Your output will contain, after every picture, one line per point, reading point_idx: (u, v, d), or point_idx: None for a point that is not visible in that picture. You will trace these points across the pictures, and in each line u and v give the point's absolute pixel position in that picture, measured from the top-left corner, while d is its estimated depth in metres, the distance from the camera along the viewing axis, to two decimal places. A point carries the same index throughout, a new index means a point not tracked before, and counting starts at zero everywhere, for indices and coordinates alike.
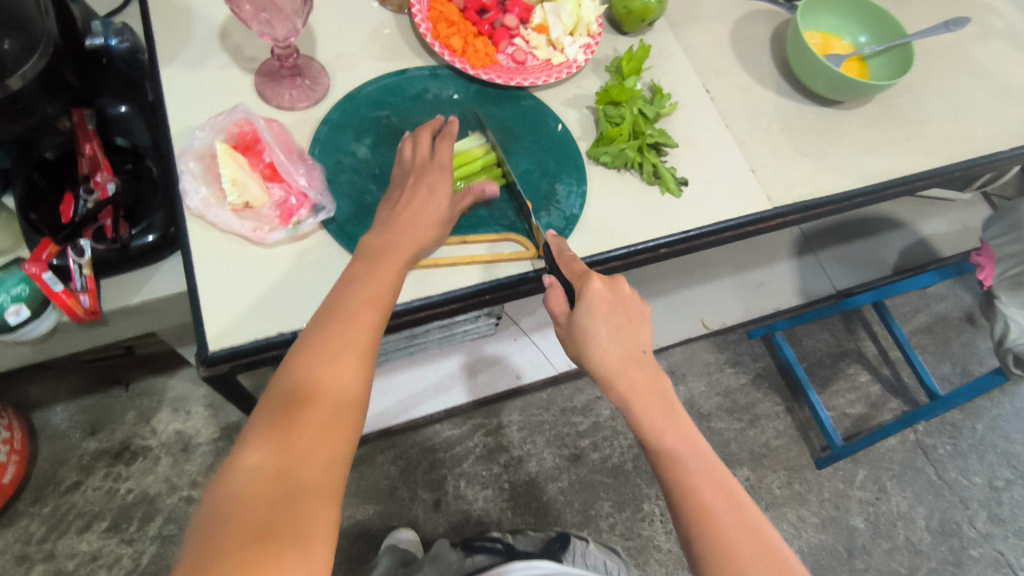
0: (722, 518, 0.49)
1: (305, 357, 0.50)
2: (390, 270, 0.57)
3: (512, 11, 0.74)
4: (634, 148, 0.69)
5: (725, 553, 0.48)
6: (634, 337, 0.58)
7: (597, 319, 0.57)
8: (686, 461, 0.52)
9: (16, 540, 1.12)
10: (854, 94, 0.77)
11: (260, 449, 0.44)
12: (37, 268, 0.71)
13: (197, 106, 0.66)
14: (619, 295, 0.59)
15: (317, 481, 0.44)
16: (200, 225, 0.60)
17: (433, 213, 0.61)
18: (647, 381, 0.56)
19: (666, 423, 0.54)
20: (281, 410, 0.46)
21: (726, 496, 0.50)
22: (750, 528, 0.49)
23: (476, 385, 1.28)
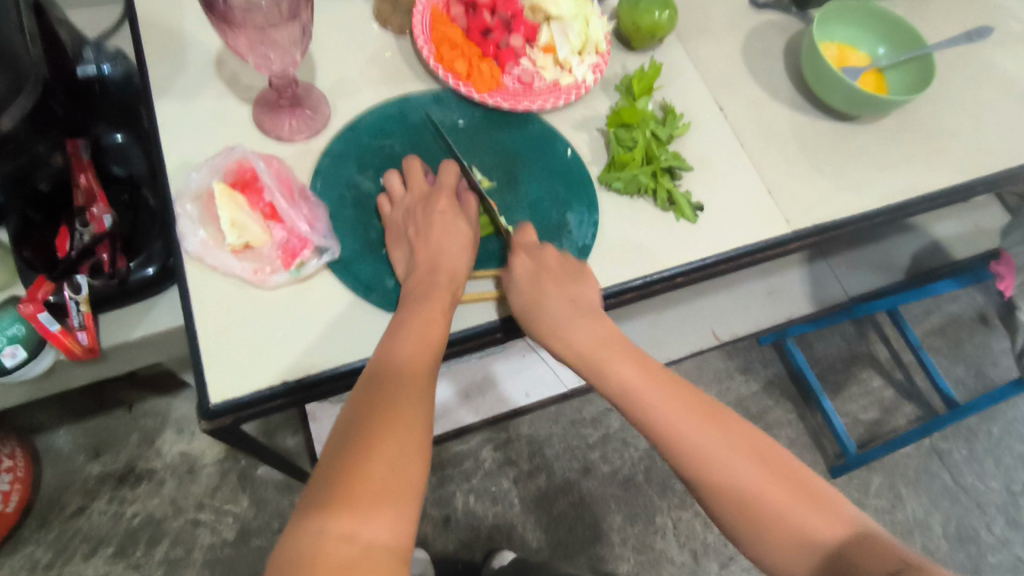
0: (687, 427, 0.52)
1: (359, 412, 0.48)
2: (436, 313, 0.55)
3: (517, 31, 0.70)
4: (648, 173, 0.67)
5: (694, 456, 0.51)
6: (566, 292, 0.59)
7: (523, 290, 0.59)
8: (642, 391, 0.55)
9: (20, 568, 1.11)
10: (870, 109, 0.74)
11: (327, 512, 0.41)
12: (33, 308, 0.67)
13: (193, 138, 0.64)
14: (545, 262, 0.60)
15: (386, 540, 0.41)
16: (198, 268, 0.58)
17: (457, 238, 0.60)
18: (593, 327, 0.59)
19: (619, 362, 0.57)
20: (342, 464, 0.44)
21: (689, 405, 0.54)
22: (711, 417, 0.53)
23: (487, 403, 1.25)
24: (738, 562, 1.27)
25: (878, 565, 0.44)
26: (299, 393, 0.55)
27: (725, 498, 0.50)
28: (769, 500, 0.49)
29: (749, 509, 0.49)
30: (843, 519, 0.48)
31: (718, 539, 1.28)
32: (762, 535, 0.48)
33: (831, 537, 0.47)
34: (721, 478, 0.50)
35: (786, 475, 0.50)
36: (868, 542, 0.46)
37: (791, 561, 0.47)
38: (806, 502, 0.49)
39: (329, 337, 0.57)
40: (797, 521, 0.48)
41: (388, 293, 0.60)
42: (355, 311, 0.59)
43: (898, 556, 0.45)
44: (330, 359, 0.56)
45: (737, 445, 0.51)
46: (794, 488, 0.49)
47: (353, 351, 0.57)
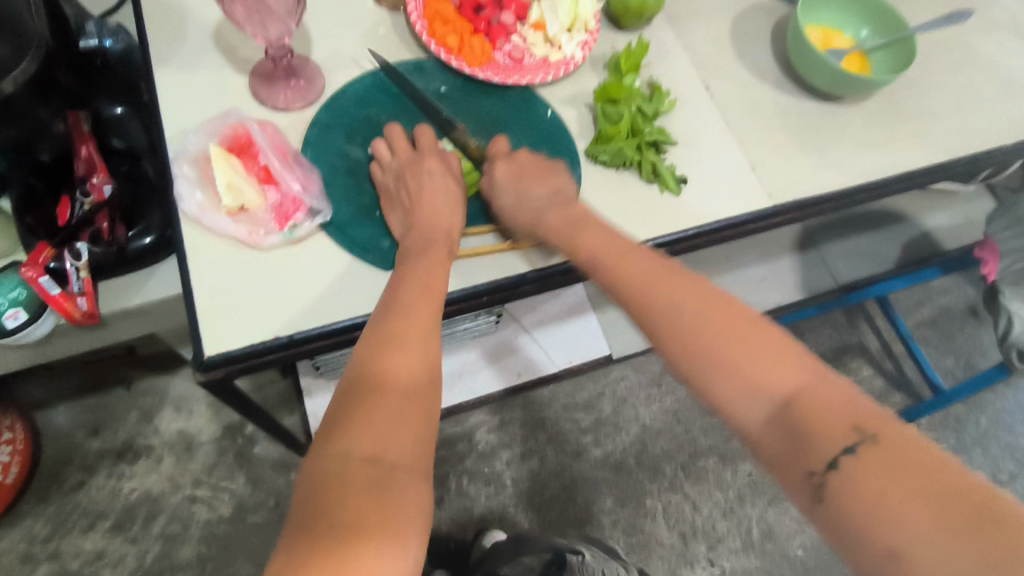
0: (638, 285, 0.53)
1: (371, 347, 0.50)
2: (439, 262, 0.58)
3: (508, 8, 0.72)
4: (633, 146, 0.69)
5: (646, 308, 0.51)
6: (550, 183, 0.65)
7: (506, 188, 0.65)
8: (601, 256, 0.57)
9: (20, 539, 1.13)
10: (854, 89, 0.76)
11: (349, 438, 0.44)
12: (33, 272, 0.71)
13: (191, 109, 0.65)
14: (523, 162, 0.66)
15: (406, 462, 0.44)
16: (196, 229, 0.60)
17: (446, 196, 0.63)
18: (564, 212, 0.62)
19: (581, 232, 0.60)
20: (357, 394, 0.47)
21: (647, 263, 0.54)
22: (666, 273, 0.53)
23: (481, 381, 1.27)
24: (725, 545, 1.30)
25: (828, 421, 0.42)
26: (290, 350, 0.57)
27: (671, 344, 0.49)
28: (722, 348, 0.46)
29: (698, 357, 0.47)
30: (802, 367, 0.45)
31: (707, 522, 1.30)
32: (711, 380, 0.46)
33: (780, 381, 0.44)
34: (668, 328, 0.49)
35: (742, 325, 0.47)
36: (825, 392, 0.43)
37: (737, 406, 0.45)
38: (763, 350, 0.46)
39: (320, 297, 0.59)
40: (747, 368, 0.45)
41: (382, 254, 0.62)
42: (347, 271, 0.60)
43: (855, 416, 0.42)
44: (322, 317, 0.58)
45: (695, 300, 0.50)
46: (752, 338, 0.47)
47: (343, 309, 0.59)
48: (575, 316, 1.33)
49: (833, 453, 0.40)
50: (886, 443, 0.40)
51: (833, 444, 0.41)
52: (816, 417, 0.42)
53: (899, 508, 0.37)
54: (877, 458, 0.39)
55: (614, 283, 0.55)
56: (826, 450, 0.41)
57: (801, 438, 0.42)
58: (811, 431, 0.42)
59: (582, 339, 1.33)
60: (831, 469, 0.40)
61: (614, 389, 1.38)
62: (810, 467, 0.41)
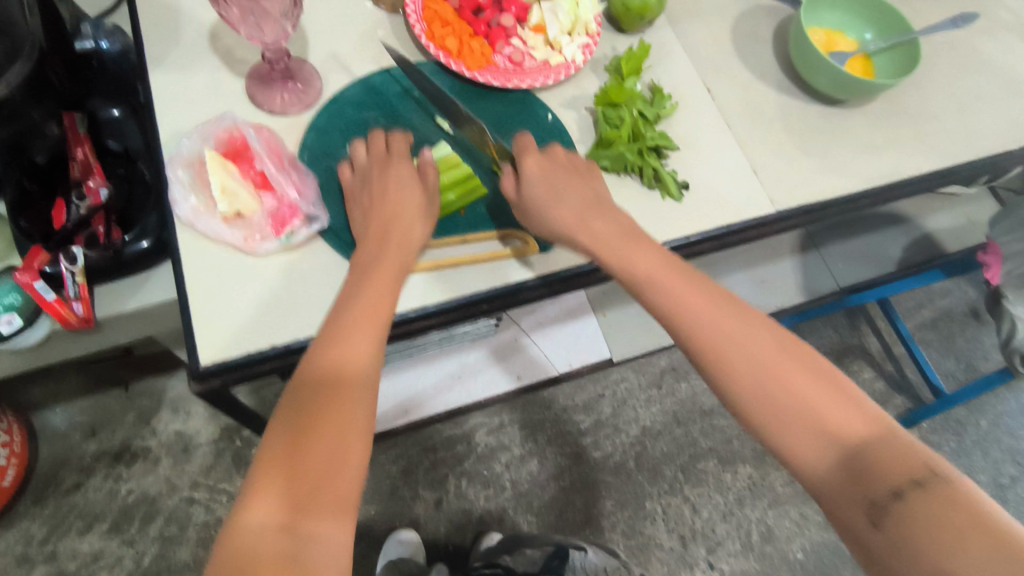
0: (703, 319, 0.53)
1: (304, 386, 0.49)
2: (382, 285, 0.55)
3: (508, 10, 0.72)
4: (634, 151, 0.67)
5: (715, 345, 0.52)
6: (586, 189, 0.63)
7: (539, 188, 0.62)
8: (655, 284, 0.56)
9: (17, 542, 1.12)
10: (858, 92, 0.75)
11: (269, 491, 0.44)
12: (28, 276, 0.69)
13: (186, 111, 0.64)
14: (556, 161, 0.64)
15: (321, 518, 0.44)
16: (191, 235, 0.59)
17: (408, 202, 0.60)
18: (611, 225, 0.60)
19: (635, 258, 0.58)
20: (286, 440, 0.47)
21: (707, 298, 0.55)
22: (731, 310, 0.54)
23: (480, 385, 1.26)
24: (725, 548, 1.29)
25: (895, 460, 0.45)
26: (285, 359, 0.56)
27: (741, 387, 0.51)
28: (787, 389, 0.50)
29: (769, 397, 0.50)
30: (867, 415, 0.48)
31: (706, 526, 1.30)
32: (781, 419, 0.49)
33: (849, 428, 0.47)
34: (735, 369, 0.51)
35: (810, 370, 0.51)
36: (888, 439, 0.47)
37: (809, 451, 0.48)
38: (830, 395, 0.49)
39: (316, 304, 0.58)
40: (817, 411, 0.48)
41: None
42: (343, 278, 0.60)
43: (919, 458, 0.45)
44: (317, 325, 0.57)
45: (767, 342, 0.52)
46: (821, 383, 0.50)
47: None
48: (575, 317, 1.33)
49: (898, 485, 0.44)
50: (949, 480, 0.43)
51: (897, 478, 0.44)
52: (885, 459, 0.45)
53: (953, 535, 0.40)
54: (943, 492, 0.42)
55: (674, 314, 0.55)
56: (893, 483, 0.44)
57: (865, 476, 0.45)
58: (875, 468, 0.45)
59: (582, 340, 1.33)
60: (895, 498, 0.43)
61: (613, 391, 1.37)
62: (874, 496, 0.44)
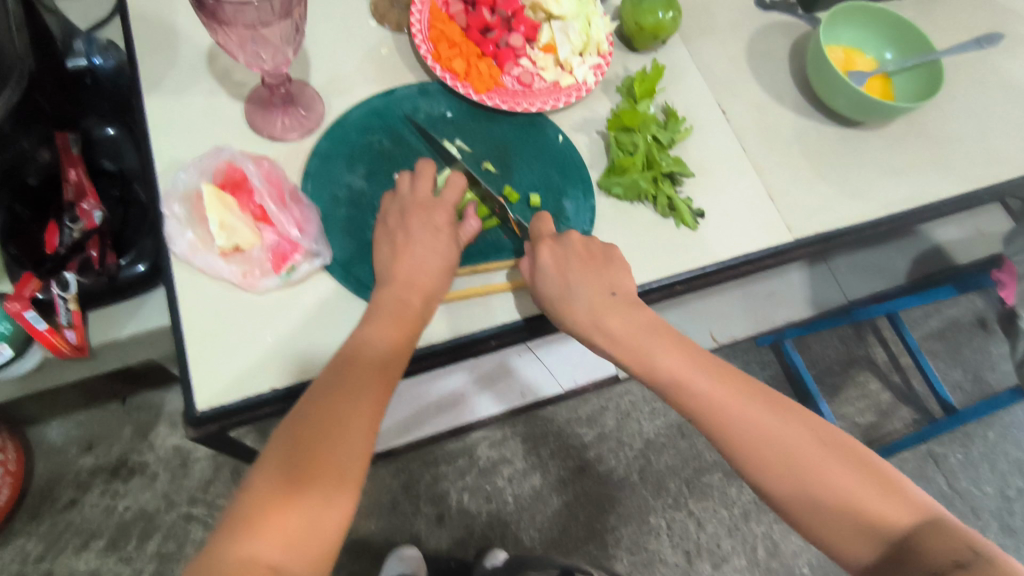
0: (734, 413, 0.52)
1: (303, 430, 0.47)
2: (395, 333, 0.54)
3: (517, 30, 0.69)
4: (648, 178, 0.65)
5: (751, 442, 0.51)
6: (600, 282, 0.59)
7: (552, 281, 0.59)
8: (692, 379, 0.55)
9: (11, 559, 1.10)
10: (876, 115, 0.72)
11: (252, 540, 0.42)
12: (19, 305, 0.66)
13: (182, 135, 0.62)
14: (572, 247, 0.60)
15: None
16: (187, 270, 0.57)
17: (436, 255, 0.58)
18: (632, 321, 0.58)
19: (664, 353, 0.56)
20: (280, 485, 0.44)
21: (737, 386, 0.54)
22: (761, 400, 0.53)
23: (485, 401, 1.21)
24: (730, 564, 1.27)
25: (935, 544, 0.45)
26: (286, 401, 0.54)
27: (779, 483, 0.50)
28: (819, 475, 0.49)
29: (803, 490, 0.49)
30: (901, 496, 0.48)
31: (711, 540, 1.28)
32: (817, 513, 0.48)
33: (889, 515, 0.47)
34: (772, 460, 0.50)
35: (838, 453, 0.50)
36: (926, 520, 0.47)
37: (851, 543, 0.47)
38: (862, 479, 0.49)
39: (318, 343, 0.56)
40: (852, 499, 0.48)
41: None
42: (345, 314, 0.57)
43: (963, 539, 0.45)
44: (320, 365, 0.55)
45: (794, 432, 0.51)
46: (855, 470, 0.49)
47: None
48: None
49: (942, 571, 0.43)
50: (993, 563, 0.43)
51: (939, 562, 0.44)
52: (927, 546, 0.45)
53: None
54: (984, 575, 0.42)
55: (709, 404, 0.53)
56: (940, 566, 0.44)
57: (909, 563, 0.45)
58: (917, 554, 0.45)
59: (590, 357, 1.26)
60: None
61: (617, 404, 1.35)
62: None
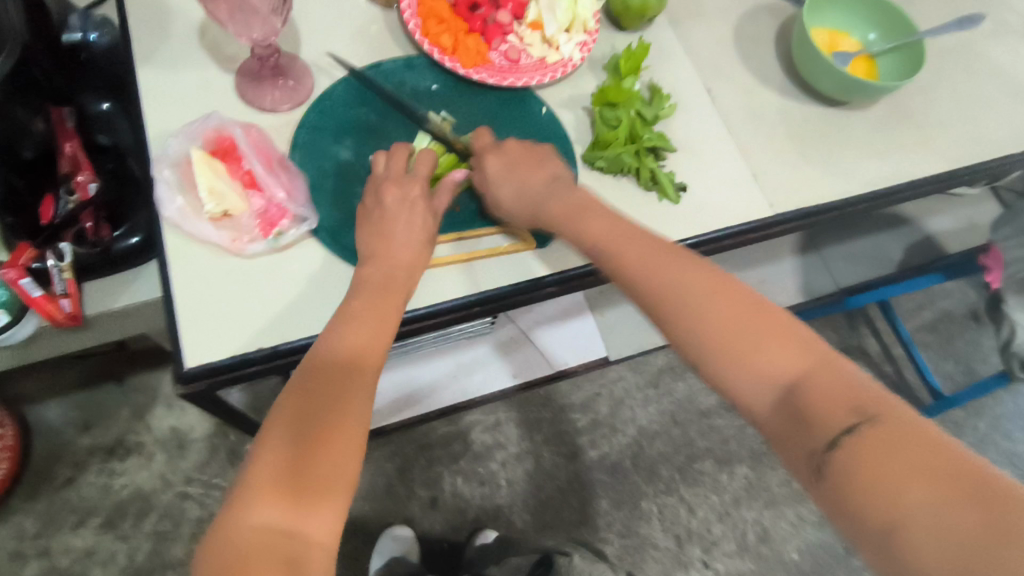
0: (643, 273, 0.53)
1: (301, 398, 0.48)
2: (387, 308, 0.55)
3: (505, 7, 0.70)
4: (630, 153, 0.66)
5: (654, 296, 0.52)
6: (540, 171, 0.62)
7: (497, 181, 0.62)
8: (607, 244, 0.56)
9: (9, 536, 1.12)
10: (860, 95, 0.74)
11: (263, 508, 0.42)
12: (14, 273, 0.69)
13: (175, 110, 0.63)
14: (510, 152, 0.63)
15: (322, 538, 0.43)
16: (177, 235, 0.58)
17: (419, 228, 0.59)
18: (563, 199, 0.60)
19: (586, 224, 0.58)
20: (286, 458, 0.45)
21: (654, 248, 0.54)
22: (676, 259, 0.53)
23: (475, 382, 1.24)
24: (721, 548, 1.28)
25: (834, 399, 0.42)
26: (274, 362, 0.55)
27: (681, 331, 0.50)
28: (731, 329, 0.48)
29: (711, 343, 0.48)
30: (813, 352, 0.46)
31: (702, 526, 1.29)
32: (713, 355, 0.48)
33: (788, 367, 0.45)
34: (675, 310, 0.50)
35: (753, 314, 0.48)
36: (832, 370, 0.44)
37: (748, 392, 0.46)
38: (777, 338, 0.47)
39: (300, 306, 0.57)
40: (758, 354, 0.46)
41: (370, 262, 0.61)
42: (331, 278, 0.59)
43: (856, 394, 0.42)
44: (306, 327, 0.57)
45: (709, 292, 0.50)
46: (765, 325, 0.48)
47: (326, 317, 0.57)
48: (570, 317, 1.31)
49: (833, 435, 0.41)
50: (889, 425, 0.40)
51: (833, 423, 0.41)
52: (820, 398, 0.43)
53: (889, 482, 0.38)
54: (876, 438, 0.39)
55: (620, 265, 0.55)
56: (827, 423, 0.41)
57: (803, 418, 0.43)
58: (813, 408, 0.43)
59: (579, 339, 1.32)
60: (832, 447, 0.40)
61: (610, 390, 1.36)
62: (815, 447, 0.41)
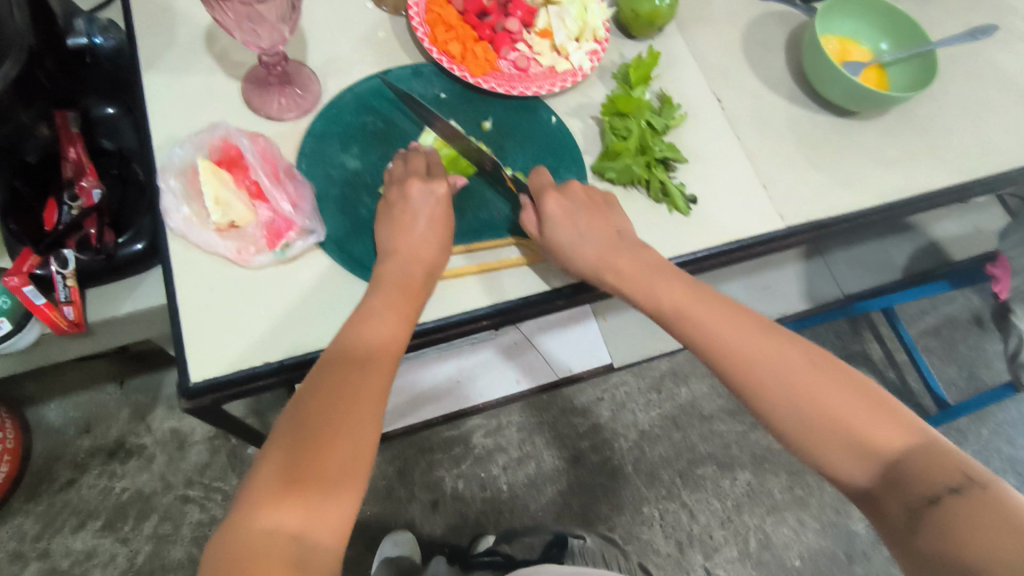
0: (730, 341, 0.53)
1: (311, 402, 0.47)
2: (400, 310, 0.54)
3: (514, 14, 0.69)
4: (641, 163, 0.65)
5: (742, 368, 0.52)
6: (606, 224, 0.61)
7: (561, 228, 0.60)
8: (687, 310, 0.56)
9: (9, 538, 1.11)
10: (871, 105, 0.73)
11: (268, 511, 0.42)
12: (18, 280, 0.66)
13: (179, 115, 0.63)
14: (576, 198, 0.62)
15: (329, 543, 0.43)
16: (182, 245, 0.57)
17: (434, 228, 0.59)
18: (634, 259, 0.59)
19: (659, 288, 0.58)
20: (294, 461, 0.44)
21: (736, 314, 0.55)
22: (760, 328, 0.54)
23: (479, 388, 1.26)
24: (722, 554, 1.28)
25: (937, 467, 0.45)
26: (281, 375, 0.55)
27: (779, 406, 0.50)
28: (829, 404, 0.49)
29: (815, 420, 0.49)
30: (907, 425, 0.48)
31: (704, 531, 1.29)
32: (815, 431, 0.49)
33: (889, 442, 0.47)
34: (769, 384, 0.51)
35: (844, 383, 0.50)
36: (928, 443, 0.47)
37: (850, 466, 0.48)
38: (873, 406, 0.49)
39: (306, 317, 0.57)
40: (856, 421, 0.48)
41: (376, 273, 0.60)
42: (338, 288, 0.58)
43: (955, 463, 0.45)
44: (315, 337, 0.56)
45: (797, 358, 0.51)
46: (860, 397, 0.49)
47: (330, 328, 0.57)
48: (573, 322, 1.33)
49: (940, 496, 0.43)
50: (990, 490, 0.43)
51: (937, 487, 0.44)
52: (924, 470, 0.45)
53: (993, 539, 0.40)
54: (983, 501, 0.42)
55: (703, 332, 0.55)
56: (933, 492, 0.44)
57: (909, 485, 0.45)
58: (918, 478, 0.45)
59: (581, 345, 1.33)
60: (933, 505, 0.43)
61: (612, 395, 1.36)
62: (915, 506, 0.44)
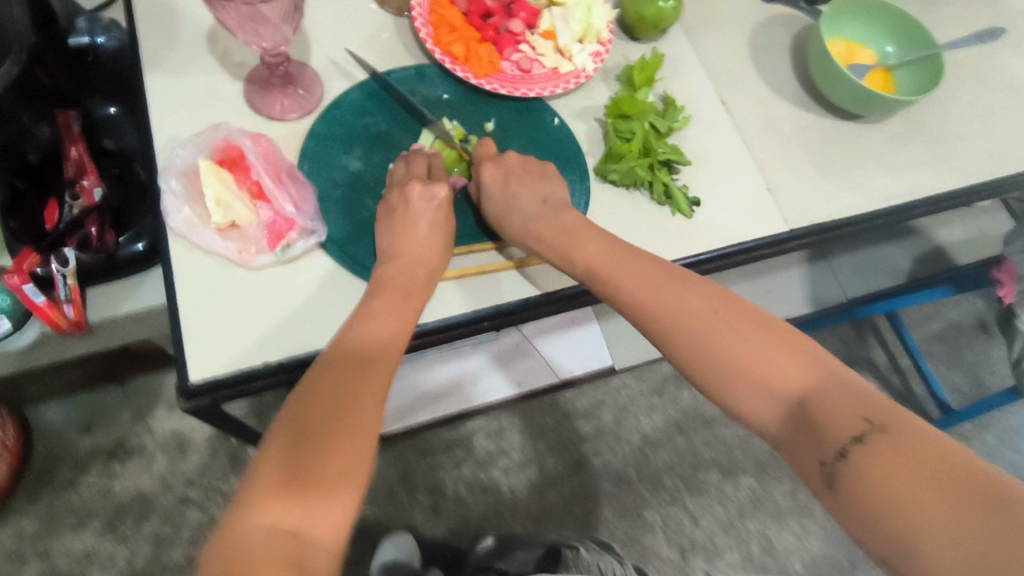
0: (645, 298, 0.54)
1: (307, 401, 0.47)
2: (393, 307, 0.54)
3: (518, 16, 0.69)
4: (645, 165, 0.65)
5: (658, 322, 0.52)
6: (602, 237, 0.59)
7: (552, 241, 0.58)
8: (610, 274, 0.56)
9: (9, 537, 1.11)
10: (876, 108, 0.72)
11: (262, 508, 0.42)
12: (18, 278, 0.66)
13: (182, 115, 0.62)
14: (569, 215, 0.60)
15: (325, 540, 0.42)
16: (183, 246, 0.57)
17: (437, 231, 0.59)
18: (570, 229, 0.59)
19: (584, 249, 0.58)
20: (287, 457, 0.44)
21: (655, 270, 0.55)
22: (677, 281, 0.54)
23: (480, 391, 1.25)
24: (724, 559, 1.27)
25: (839, 411, 0.43)
26: (283, 375, 0.55)
27: (691, 359, 0.50)
28: (736, 353, 0.48)
29: (726, 371, 0.48)
30: (814, 366, 0.47)
31: (706, 536, 1.28)
32: (722, 380, 0.48)
33: (789, 384, 0.46)
34: (681, 335, 0.51)
35: (757, 330, 0.49)
36: (834, 383, 0.45)
37: (758, 411, 0.47)
38: (780, 351, 0.48)
39: (308, 317, 0.56)
40: (758, 369, 0.47)
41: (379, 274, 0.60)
42: (340, 289, 0.58)
43: (861, 407, 0.43)
44: (317, 338, 0.56)
45: (702, 310, 0.51)
46: (768, 341, 0.48)
47: (332, 328, 0.56)
48: (578, 324, 1.31)
49: (842, 445, 0.42)
50: (893, 433, 0.41)
51: (842, 434, 0.42)
52: (826, 413, 0.44)
53: (902, 488, 0.38)
54: (886, 447, 0.40)
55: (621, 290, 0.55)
56: (836, 440, 0.42)
57: (812, 433, 0.44)
58: (819, 423, 0.44)
59: (584, 348, 1.32)
60: (840, 458, 0.41)
61: (614, 398, 1.35)
62: (824, 458, 0.42)
